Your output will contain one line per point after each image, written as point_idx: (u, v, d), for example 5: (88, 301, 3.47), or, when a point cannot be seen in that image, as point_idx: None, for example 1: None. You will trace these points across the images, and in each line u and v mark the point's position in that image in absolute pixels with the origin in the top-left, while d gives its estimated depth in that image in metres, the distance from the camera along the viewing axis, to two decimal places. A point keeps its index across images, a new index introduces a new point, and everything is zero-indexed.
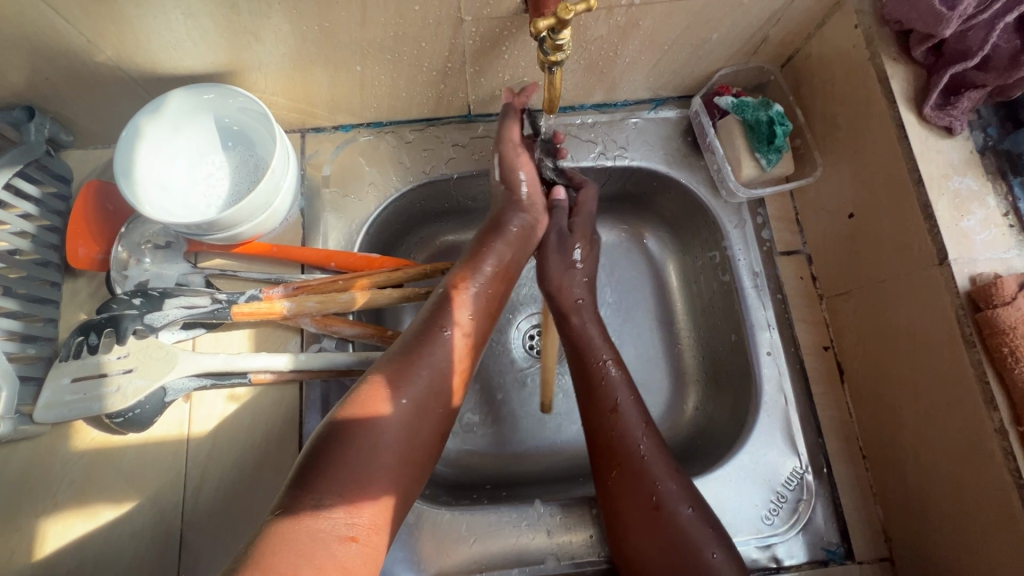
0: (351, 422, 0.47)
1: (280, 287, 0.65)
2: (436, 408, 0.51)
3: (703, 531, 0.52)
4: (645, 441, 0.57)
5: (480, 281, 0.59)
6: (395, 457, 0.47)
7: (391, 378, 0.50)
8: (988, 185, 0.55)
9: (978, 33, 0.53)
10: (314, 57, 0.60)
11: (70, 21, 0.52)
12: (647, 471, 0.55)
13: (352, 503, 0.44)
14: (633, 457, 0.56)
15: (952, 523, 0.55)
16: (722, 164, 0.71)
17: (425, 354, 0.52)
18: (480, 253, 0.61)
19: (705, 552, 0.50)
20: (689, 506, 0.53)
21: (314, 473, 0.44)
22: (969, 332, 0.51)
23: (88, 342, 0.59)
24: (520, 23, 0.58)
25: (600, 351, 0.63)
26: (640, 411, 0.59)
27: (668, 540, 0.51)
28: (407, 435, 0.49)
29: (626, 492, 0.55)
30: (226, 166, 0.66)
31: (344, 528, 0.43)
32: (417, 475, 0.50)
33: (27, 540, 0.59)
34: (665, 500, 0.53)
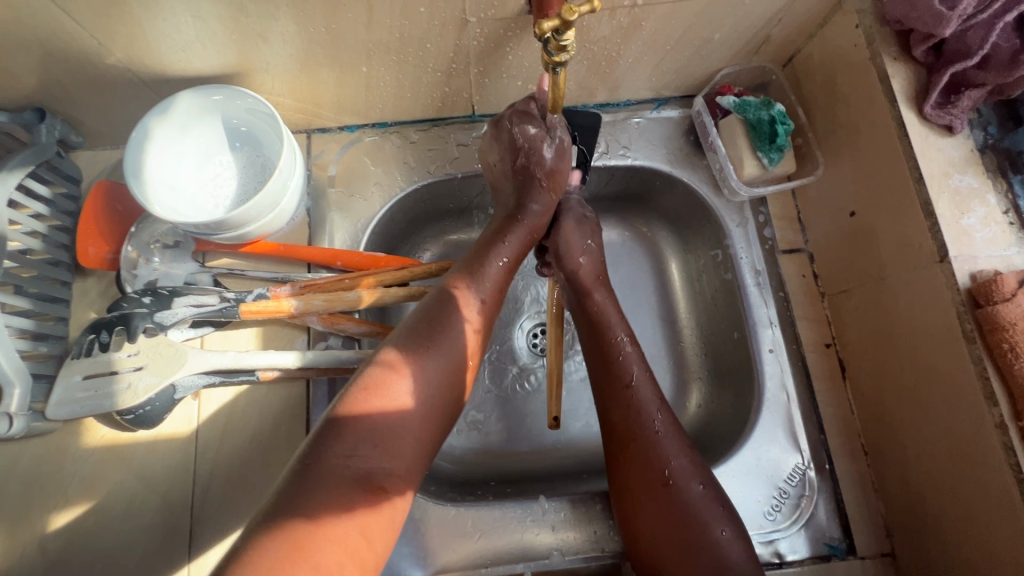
0: (381, 382, 0.48)
1: (286, 286, 0.65)
2: (459, 374, 0.54)
3: (713, 509, 0.52)
4: (660, 419, 0.57)
5: (503, 258, 0.62)
6: (421, 419, 0.49)
7: (418, 343, 0.52)
8: (989, 183, 0.56)
9: (978, 32, 0.53)
10: (321, 58, 0.61)
11: (81, 24, 0.53)
12: (660, 446, 0.56)
13: (384, 452, 0.46)
14: (646, 429, 0.57)
15: (961, 515, 0.54)
16: (724, 163, 0.71)
17: (439, 342, 0.53)
18: (500, 232, 0.64)
19: (714, 531, 0.51)
20: (701, 485, 0.54)
21: (347, 427, 0.46)
22: (970, 329, 0.52)
23: (99, 340, 0.60)
24: (524, 23, 0.58)
25: (616, 329, 0.63)
26: (655, 391, 0.59)
27: (676, 514, 0.52)
28: (433, 397, 0.51)
29: (640, 461, 0.55)
30: (234, 166, 0.67)
31: (374, 477, 0.45)
32: (438, 435, 0.52)
33: (40, 535, 0.60)
34: (676, 474, 0.54)
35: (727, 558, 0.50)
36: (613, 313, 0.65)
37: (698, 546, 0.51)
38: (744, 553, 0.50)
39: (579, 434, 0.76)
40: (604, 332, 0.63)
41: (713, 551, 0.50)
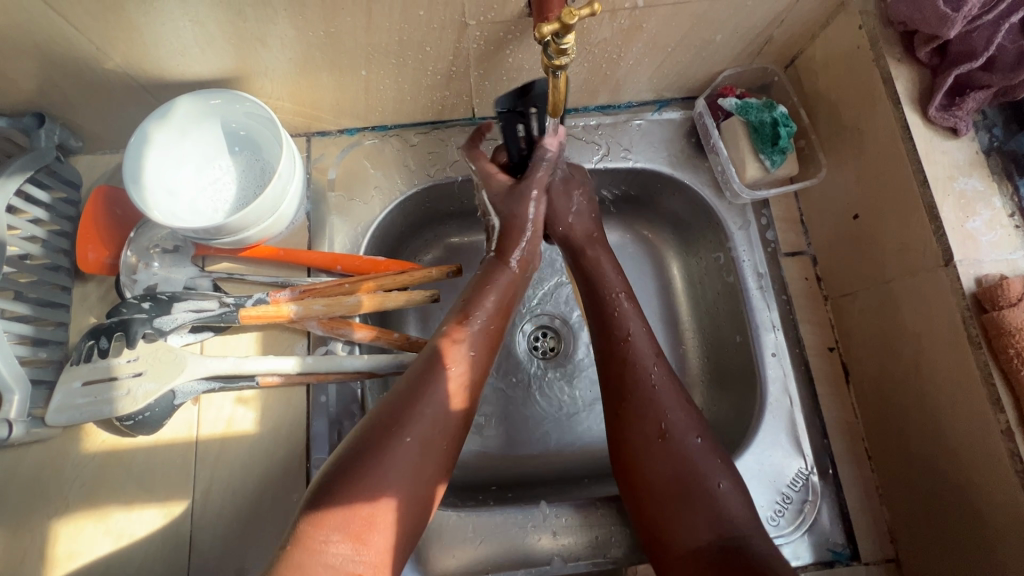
0: (357, 463, 0.47)
1: (286, 290, 0.65)
2: (442, 446, 0.51)
3: (709, 460, 0.53)
4: (657, 371, 0.58)
5: (484, 314, 0.59)
6: (400, 499, 0.47)
7: (396, 420, 0.50)
8: (994, 186, 0.55)
9: (983, 33, 0.53)
10: (320, 62, 0.60)
11: (79, 29, 0.52)
12: (657, 399, 0.56)
13: (358, 541, 0.45)
14: (644, 382, 0.58)
15: (975, 549, 0.53)
16: (726, 165, 0.71)
17: (426, 396, 0.51)
18: (483, 286, 0.61)
19: (713, 483, 0.52)
20: (696, 437, 0.55)
21: (321, 512, 0.45)
22: (975, 334, 0.51)
23: (99, 345, 0.59)
24: (524, 26, 0.58)
25: (609, 284, 0.65)
26: (651, 342, 0.61)
27: (673, 465, 0.53)
28: (413, 477, 0.48)
29: (639, 415, 0.56)
30: (233, 170, 0.67)
31: (349, 564, 0.44)
32: (426, 511, 0.50)
33: (40, 541, 0.60)
34: (672, 427, 0.55)
35: (727, 510, 0.50)
36: (608, 267, 0.65)
37: (695, 497, 0.51)
38: (743, 506, 0.51)
39: (581, 437, 0.76)
40: (598, 284, 0.65)
41: (710, 502, 0.50)
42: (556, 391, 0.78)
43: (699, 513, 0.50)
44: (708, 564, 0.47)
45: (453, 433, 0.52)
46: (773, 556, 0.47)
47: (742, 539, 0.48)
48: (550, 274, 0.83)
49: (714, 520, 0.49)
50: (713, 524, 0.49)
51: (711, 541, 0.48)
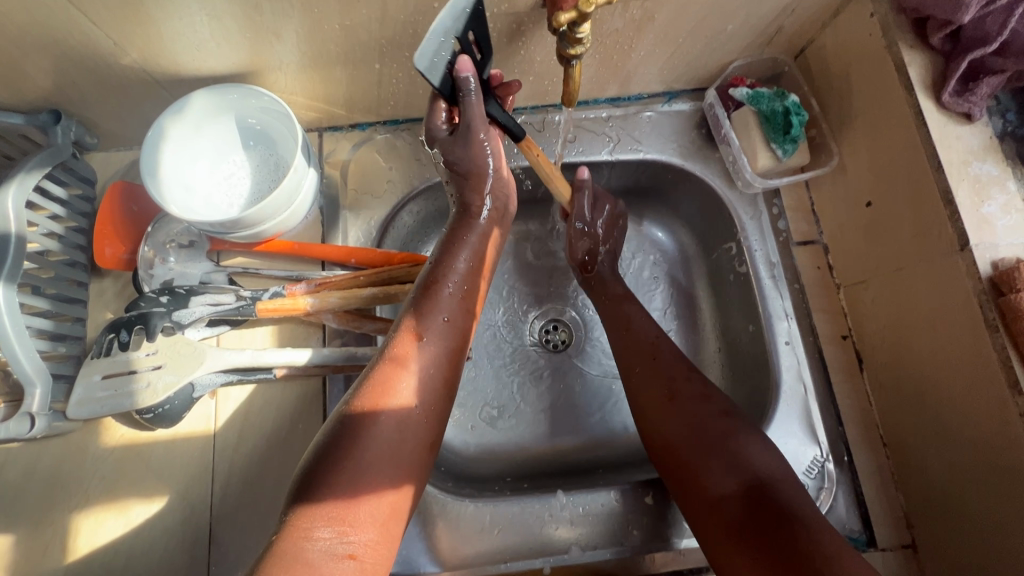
0: (339, 444, 0.47)
1: (302, 283, 0.66)
2: (422, 418, 0.52)
3: (720, 414, 0.56)
4: (659, 343, 0.64)
5: (456, 280, 0.60)
6: (383, 475, 0.47)
7: (372, 396, 0.49)
8: (1008, 171, 0.55)
9: (996, 18, 0.53)
10: (334, 55, 0.61)
11: (97, 25, 0.53)
12: (662, 368, 0.62)
13: (344, 523, 0.44)
14: (649, 357, 0.63)
15: (982, 513, 0.54)
16: (737, 155, 0.71)
17: (407, 366, 0.52)
18: (450, 253, 0.61)
19: (729, 431, 0.54)
20: (706, 394, 0.58)
21: (313, 493, 0.45)
22: (993, 317, 0.51)
23: (119, 339, 0.60)
24: (537, 17, 0.58)
25: (613, 287, 0.73)
26: (653, 325, 0.67)
27: (689, 422, 0.56)
28: (395, 454, 0.49)
29: (646, 383, 0.61)
30: (247, 165, 0.67)
31: (340, 547, 0.43)
32: (414, 487, 0.50)
33: (61, 534, 0.61)
34: (681, 392, 0.59)
35: (748, 457, 0.52)
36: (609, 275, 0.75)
37: (710, 448, 0.54)
38: (765, 454, 0.53)
39: (595, 429, 0.76)
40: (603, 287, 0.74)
41: (732, 452, 0.53)
42: (568, 382, 0.78)
43: (720, 463, 0.52)
44: (734, 510, 0.49)
45: (433, 404, 0.53)
46: (796, 501, 0.49)
47: (768, 486, 0.50)
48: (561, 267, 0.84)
49: (736, 467, 0.52)
50: (735, 472, 0.51)
51: (735, 489, 0.51)
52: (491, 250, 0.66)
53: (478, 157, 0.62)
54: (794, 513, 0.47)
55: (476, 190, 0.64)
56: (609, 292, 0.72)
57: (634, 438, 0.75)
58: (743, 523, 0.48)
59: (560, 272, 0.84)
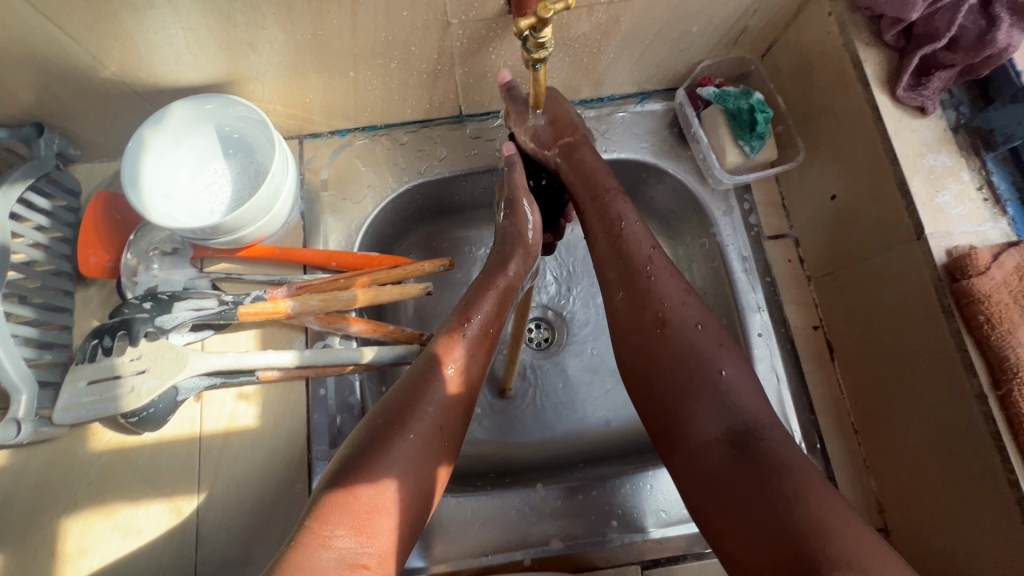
0: (360, 460, 0.48)
1: (283, 287, 0.67)
2: (443, 441, 0.53)
3: (713, 346, 0.54)
4: (654, 259, 0.59)
5: (480, 320, 0.59)
6: (401, 493, 0.48)
7: (398, 417, 0.51)
8: (962, 161, 0.58)
9: (944, 15, 0.55)
10: (309, 64, 0.63)
11: (75, 38, 0.54)
12: (654, 287, 0.58)
13: (362, 533, 0.45)
14: (639, 276, 0.59)
15: (949, 507, 0.56)
16: (706, 152, 0.72)
17: (429, 391, 0.53)
18: (479, 294, 0.61)
19: (716, 371, 0.52)
20: (698, 325, 0.55)
21: (326, 505, 0.46)
22: (948, 303, 0.53)
23: (103, 345, 0.61)
24: (504, 23, 0.60)
25: (601, 174, 0.65)
26: (647, 236, 0.61)
27: (673, 352, 0.54)
28: (415, 471, 0.50)
29: (639, 304, 0.57)
30: (227, 173, 0.69)
31: (355, 556, 0.44)
32: (424, 506, 0.51)
33: (50, 539, 0.62)
34: (672, 317, 0.56)
35: (734, 399, 0.50)
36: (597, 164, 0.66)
37: (699, 386, 0.52)
38: (755, 400, 0.51)
39: (578, 423, 0.77)
40: (593, 177, 0.65)
41: (718, 394, 0.51)
42: (552, 377, 0.80)
43: (707, 405, 0.51)
44: (717, 450, 0.48)
45: (453, 428, 0.54)
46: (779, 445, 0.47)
47: (753, 432, 0.48)
48: (562, 264, 0.86)
49: (723, 413, 0.50)
50: (721, 417, 0.50)
51: (719, 435, 0.49)
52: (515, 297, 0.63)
53: (521, 219, 0.64)
54: (781, 467, 0.46)
55: (516, 248, 0.63)
56: (597, 185, 0.64)
57: (612, 431, 0.77)
58: (725, 465, 0.47)
59: (556, 270, 0.85)
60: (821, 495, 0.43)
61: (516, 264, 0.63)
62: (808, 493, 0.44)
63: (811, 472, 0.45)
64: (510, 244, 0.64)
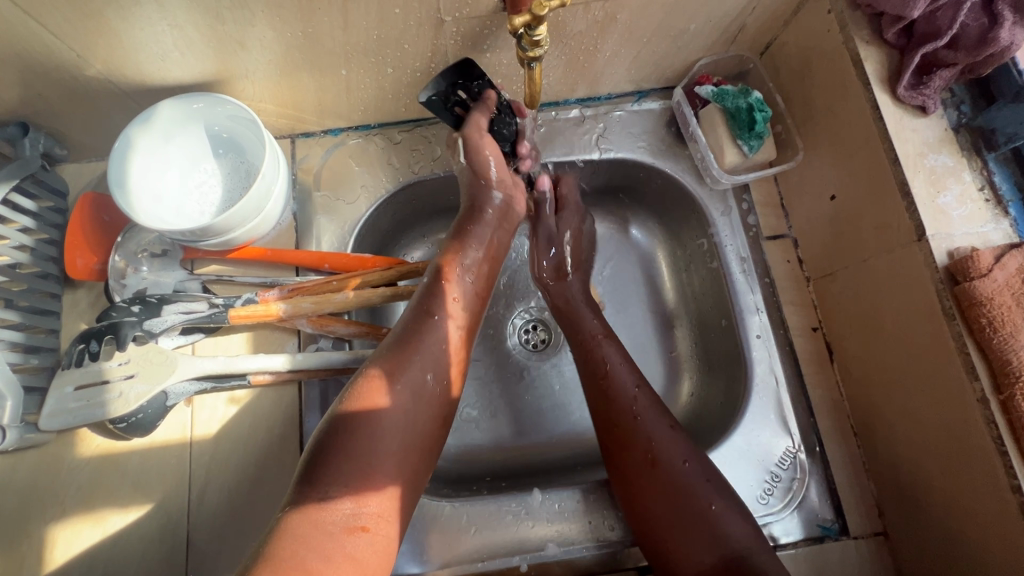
0: (354, 418, 0.47)
1: (275, 290, 0.66)
2: (435, 392, 0.53)
3: (702, 481, 0.55)
4: (639, 400, 0.61)
5: (466, 267, 0.61)
6: (397, 447, 0.48)
7: (389, 367, 0.51)
8: (964, 161, 0.57)
9: (947, 12, 0.54)
10: (300, 62, 0.61)
11: (58, 36, 0.53)
12: (642, 427, 0.59)
13: (359, 493, 0.45)
14: (626, 415, 0.60)
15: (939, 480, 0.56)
16: (704, 153, 0.72)
17: (419, 342, 0.53)
18: (460, 244, 0.62)
19: (706, 505, 0.53)
20: (685, 460, 0.56)
21: (320, 467, 0.45)
22: (949, 306, 0.52)
23: (89, 350, 0.60)
24: (499, 21, 0.59)
25: (587, 322, 0.70)
26: (632, 374, 0.63)
27: (665, 491, 0.55)
28: (408, 424, 0.50)
29: (626, 445, 0.59)
30: (217, 173, 0.68)
31: (354, 519, 0.44)
32: (421, 464, 0.51)
33: (38, 546, 0.60)
34: (661, 454, 0.57)
35: (727, 532, 0.52)
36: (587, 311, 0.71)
37: (692, 521, 0.53)
38: (744, 526, 0.52)
39: (576, 425, 0.77)
40: (578, 323, 0.70)
41: (710, 526, 0.52)
42: (549, 380, 0.79)
43: (699, 538, 0.52)
44: None
45: (445, 381, 0.54)
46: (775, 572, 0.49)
47: (745, 558, 0.50)
48: None
49: (715, 543, 0.51)
50: (713, 547, 0.51)
51: (713, 565, 0.51)
52: (497, 242, 0.66)
53: (482, 164, 0.65)
54: None
55: (486, 191, 0.67)
56: (580, 330, 0.69)
57: None
58: None
59: None
60: None
61: (494, 205, 0.67)
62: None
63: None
64: (479, 191, 0.67)
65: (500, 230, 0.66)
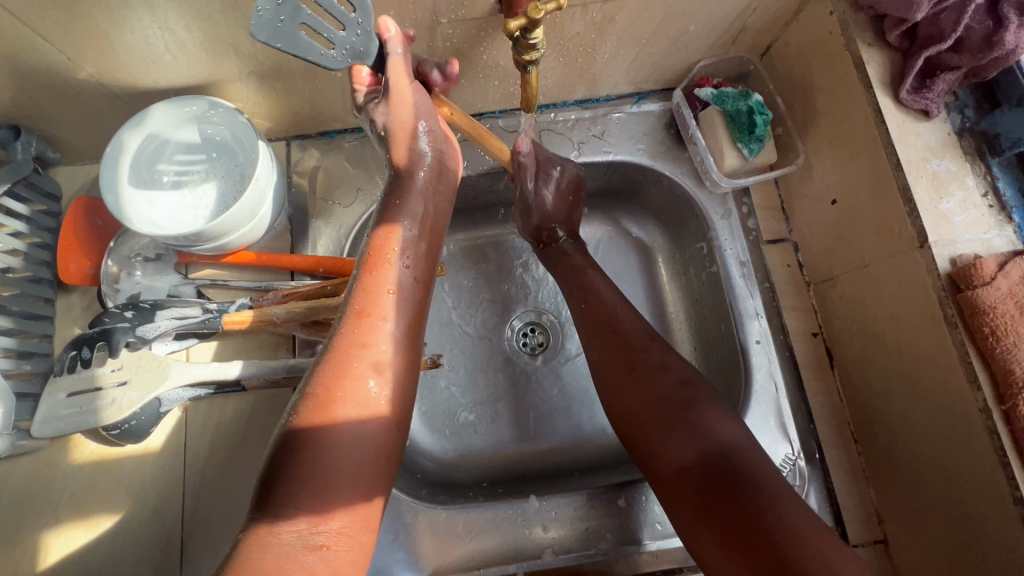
0: (298, 440, 0.44)
1: (269, 295, 0.65)
2: (386, 395, 0.48)
3: (683, 384, 0.56)
4: (621, 311, 0.64)
5: (400, 253, 0.53)
6: (354, 464, 0.45)
7: (326, 381, 0.46)
8: (967, 166, 0.56)
9: (950, 15, 0.53)
10: (294, 65, 0.61)
11: (48, 39, 0.52)
12: (627, 337, 0.61)
13: (315, 514, 0.42)
14: (609, 327, 0.63)
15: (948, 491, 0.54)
16: (703, 154, 0.71)
17: (356, 345, 0.48)
18: (390, 226, 0.54)
19: (690, 403, 0.54)
20: (666, 364, 0.58)
21: (272, 492, 0.42)
22: (951, 314, 0.52)
23: (81, 357, 0.59)
24: (495, 23, 0.58)
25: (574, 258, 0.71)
26: (616, 294, 0.66)
27: (648, 393, 0.56)
28: (361, 437, 0.45)
29: (607, 358, 0.61)
30: (212, 176, 0.66)
31: (311, 538, 0.41)
32: (386, 472, 0.47)
33: (30, 553, 0.60)
34: (642, 360, 0.59)
35: (710, 429, 0.52)
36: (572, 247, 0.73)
37: (675, 420, 0.53)
38: (728, 423, 0.52)
39: (573, 430, 0.76)
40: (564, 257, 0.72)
41: (693, 425, 0.52)
42: (547, 384, 0.78)
43: (682, 435, 0.52)
44: (696, 478, 0.49)
45: (396, 382, 0.49)
46: (755, 465, 0.49)
47: (729, 453, 0.50)
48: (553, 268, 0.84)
49: (696, 440, 0.51)
50: (696, 442, 0.51)
51: (694, 460, 0.50)
52: (435, 222, 0.59)
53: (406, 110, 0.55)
54: (751, 482, 0.48)
55: (412, 147, 0.56)
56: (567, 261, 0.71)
57: (607, 439, 0.75)
58: (704, 494, 0.48)
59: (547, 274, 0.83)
60: (793, 510, 0.45)
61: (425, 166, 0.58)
62: (782, 518, 0.45)
63: (781, 480, 0.48)
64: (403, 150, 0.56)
65: (436, 195, 0.59)
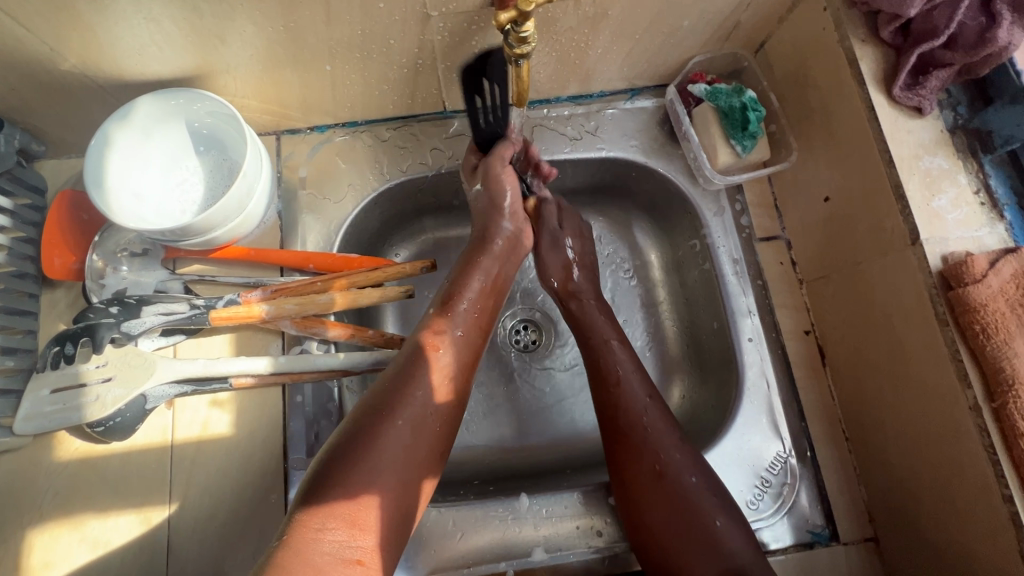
0: (352, 448, 0.47)
1: (257, 290, 0.64)
2: (432, 425, 0.52)
3: (708, 498, 0.55)
4: (649, 411, 0.61)
5: (469, 297, 0.61)
6: (394, 480, 0.47)
7: (388, 401, 0.50)
8: (959, 163, 0.56)
9: (943, 12, 0.53)
10: (283, 58, 0.60)
11: (31, 30, 0.51)
12: (651, 438, 0.59)
13: (354, 526, 0.44)
14: (638, 424, 0.60)
15: (936, 499, 0.55)
16: (697, 152, 0.70)
17: (420, 375, 0.53)
18: (466, 273, 0.62)
19: (712, 520, 0.54)
20: (694, 476, 0.56)
21: (319, 497, 0.44)
22: (942, 312, 0.52)
23: (64, 352, 0.59)
24: (487, 16, 0.57)
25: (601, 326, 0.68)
26: (644, 385, 0.63)
27: (672, 503, 0.55)
28: (406, 458, 0.49)
29: (634, 455, 0.58)
30: (200, 172, 0.66)
31: (348, 551, 0.43)
32: (415, 502, 0.50)
33: (15, 551, 0.59)
34: (669, 465, 0.57)
35: (727, 548, 0.52)
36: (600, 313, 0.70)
37: (696, 536, 0.53)
38: (743, 541, 0.53)
39: (565, 427, 0.76)
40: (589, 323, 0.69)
41: (712, 540, 0.53)
42: (540, 382, 0.78)
43: (702, 553, 0.52)
44: None
45: (443, 417, 0.53)
46: None
47: None
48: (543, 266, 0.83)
49: (716, 560, 0.52)
50: (715, 561, 0.52)
51: None
52: (503, 273, 0.65)
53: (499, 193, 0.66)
54: None
55: (496, 220, 0.66)
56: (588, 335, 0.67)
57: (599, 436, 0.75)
58: None
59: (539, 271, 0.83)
60: None
61: (504, 235, 0.66)
62: None
63: None
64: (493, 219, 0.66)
65: (509, 263, 0.66)
